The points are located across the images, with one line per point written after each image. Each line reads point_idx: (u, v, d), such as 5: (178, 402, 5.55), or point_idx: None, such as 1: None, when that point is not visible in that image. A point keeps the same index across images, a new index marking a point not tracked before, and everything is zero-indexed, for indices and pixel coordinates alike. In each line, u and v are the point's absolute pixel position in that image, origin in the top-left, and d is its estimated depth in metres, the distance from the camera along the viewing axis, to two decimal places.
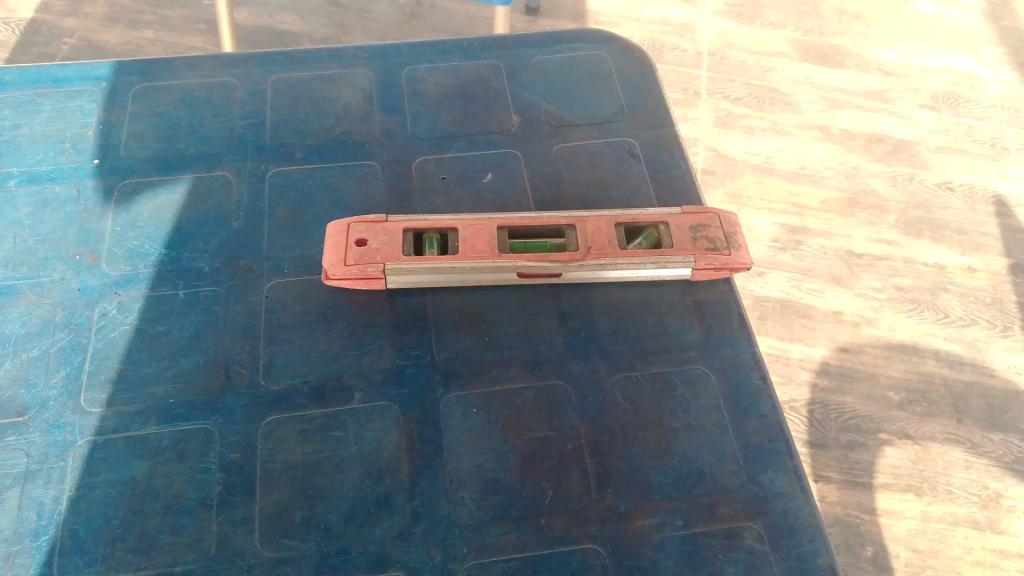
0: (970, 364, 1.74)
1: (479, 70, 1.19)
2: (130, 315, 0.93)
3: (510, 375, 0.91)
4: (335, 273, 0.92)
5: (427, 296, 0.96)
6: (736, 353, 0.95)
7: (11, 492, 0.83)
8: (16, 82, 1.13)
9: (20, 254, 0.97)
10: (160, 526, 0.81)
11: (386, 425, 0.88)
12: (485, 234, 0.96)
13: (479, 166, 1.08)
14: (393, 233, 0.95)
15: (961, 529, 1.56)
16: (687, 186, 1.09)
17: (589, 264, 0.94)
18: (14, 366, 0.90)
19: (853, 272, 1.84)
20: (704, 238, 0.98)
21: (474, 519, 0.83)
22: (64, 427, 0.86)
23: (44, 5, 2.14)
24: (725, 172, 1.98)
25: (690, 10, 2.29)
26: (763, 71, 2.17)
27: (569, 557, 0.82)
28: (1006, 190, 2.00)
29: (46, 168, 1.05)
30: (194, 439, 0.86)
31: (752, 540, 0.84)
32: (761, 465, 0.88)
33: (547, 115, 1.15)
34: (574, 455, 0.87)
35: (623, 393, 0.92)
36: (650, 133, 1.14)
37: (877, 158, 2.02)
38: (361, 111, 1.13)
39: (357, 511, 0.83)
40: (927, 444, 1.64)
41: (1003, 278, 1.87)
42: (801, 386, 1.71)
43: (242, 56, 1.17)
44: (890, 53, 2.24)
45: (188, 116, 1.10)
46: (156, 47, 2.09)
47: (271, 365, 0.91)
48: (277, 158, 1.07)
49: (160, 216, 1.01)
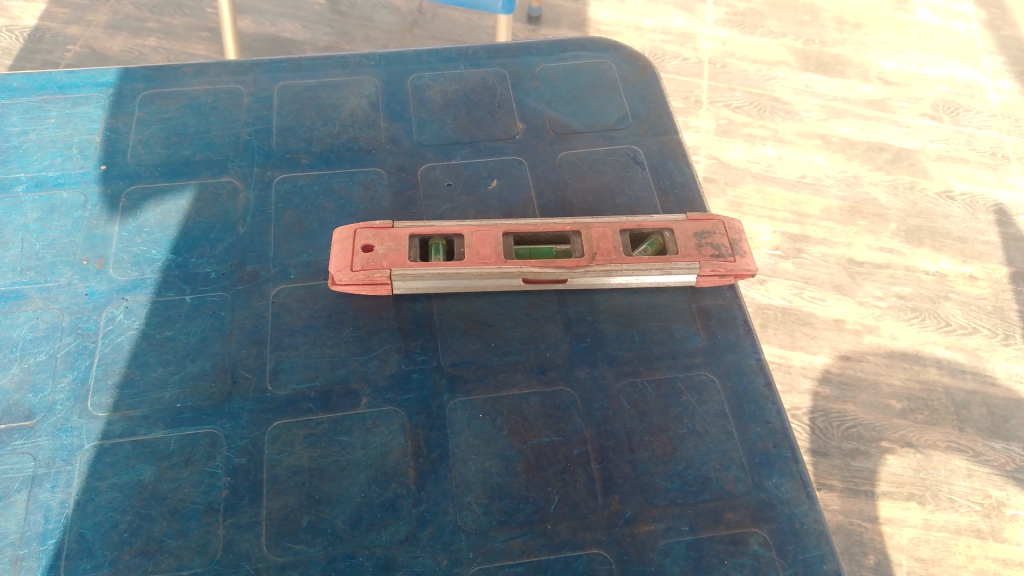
0: (972, 373, 1.74)
1: (484, 78, 1.20)
2: (137, 319, 0.94)
3: (516, 380, 0.92)
4: (341, 279, 0.92)
5: (433, 301, 0.96)
6: (741, 359, 0.95)
7: (18, 495, 0.83)
8: (24, 88, 1.14)
9: (27, 258, 0.98)
10: (167, 530, 0.81)
11: (392, 429, 0.88)
12: (491, 240, 0.97)
13: (484, 173, 1.09)
14: (400, 239, 0.96)
15: (963, 538, 1.56)
16: (692, 193, 1.10)
17: (594, 270, 0.95)
18: (21, 370, 0.90)
19: (854, 280, 1.85)
20: (709, 244, 0.98)
21: (480, 524, 0.83)
22: (71, 431, 0.86)
23: (48, 13, 2.16)
24: (726, 180, 1.99)
25: (691, 20, 2.31)
26: (763, 79, 2.18)
27: (575, 562, 0.82)
28: (1006, 199, 2.02)
29: (54, 173, 1.05)
30: (201, 443, 0.86)
31: (758, 545, 0.84)
32: (767, 471, 0.89)
33: (552, 123, 1.16)
34: (580, 460, 0.87)
35: (629, 398, 0.92)
36: (654, 140, 1.15)
37: (878, 166, 2.03)
38: (367, 118, 1.14)
39: (363, 515, 0.83)
40: (929, 452, 1.64)
41: (1003, 286, 1.88)
42: (803, 394, 1.71)
43: (248, 63, 1.18)
44: (890, 62, 2.26)
45: (195, 123, 1.11)
46: (159, 55, 2.10)
47: (278, 370, 0.91)
48: (283, 164, 1.08)
49: (167, 221, 1.01)
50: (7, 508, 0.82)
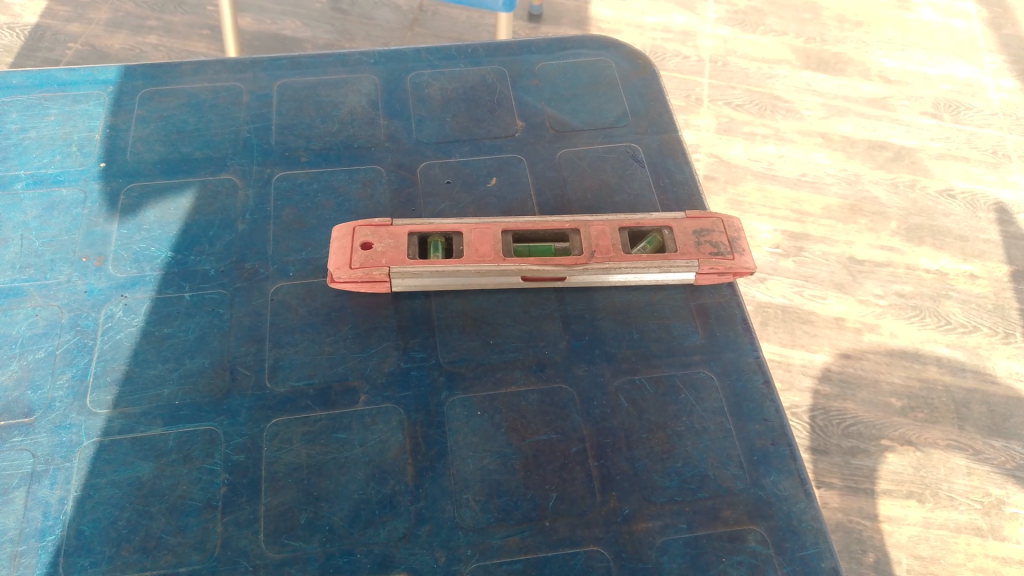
0: (972, 371, 1.74)
1: (484, 76, 1.20)
2: (136, 317, 0.94)
3: (515, 378, 0.92)
4: (340, 276, 0.92)
5: (432, 299, 0.96)
6: (739, 357, 0.95)
7: (17, 491, 0.83)
8: (24, 86, 1.14)
9: (27, 255, 0.98)
10: (165, 527, 0.82)
11: (391, 427, 0.88)
12: (490, 237, 0.97)
13: (484, 171, 1.09)
14: (398, 237, 0.96)
15: (963, 536, 1.56)
16: (691, 191, 1.10)
17: (593, 268, 0.95)
18: (20, 367, 0.90)
19: (855, 278, 1.85)
20: (707, 242, 0.98)
21: (478, 521, 0.84)
22: (70, 428, 0.87)
23: (49, 11, 2.16)
24: (727, 178, 1.99)
25: (692, 17, 2.31)
26: (764, 78, 2.18)
27: (573, 559, 0.82)
28: (1007, 198, 2.01)
29: (53, 170, 1.05)
30: (200, 440, 0.86)
31: (755, 543, 0.84)
32: (765, 468, 0.89)
33: (551, 121, 1.16)
34: (578, 458, 0.88)
35: (627, 396, 0.92)
36: (654, 137, 1.15)
37: (879, 164, 2.03)
38: (366, 115, 1.14)
39: (361, 512, 0.83)
40: (929, 450, 1.64)
41: (1004, 285, 1.88)
42: (803, 392, 1.71)
43: (248, 61, 1.18)
44: (890, 61, 2.25)
45: (194, 120, 1.11)
46: (160, 53, 2.10)
47: (277, 368, 0.91)
48: (283, 161, 1.08)
49: (167, 219, 1.01)
50: (6, 504, 0.82)
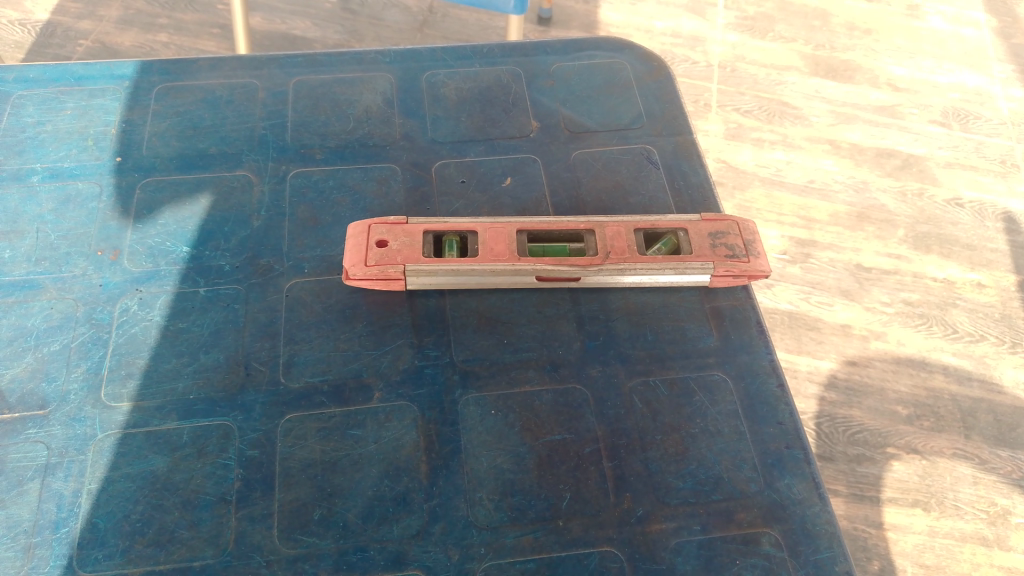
0: (979, 380, 1.73)
1: (499, 76, 1.20)
2: (152, 311, 0.94)
3: (529, 377, 0.92)
4: (355, 273, 0.93)
5: (447, 299, 0.96)
6: (753, 360, 0.95)
7: (32, 482, 0.83)
8: (40, 79, 1.14)
9: (42, 248, 0.98)
10: (179, 521, 0.81)
11: (404, 424, 0.88)
12: (505, 237, 0.97)
13: (499, 170, 1.09)
14: (414, 235, 0.96)
15: (968, 545, 1.55)
16: (706, 193, 1.10)
17: (607, 269, 0.95)
18: (34, 359, 0.90)
19: (862, 285, 1.85)
20: (723, 245, 0.99)
21: (492, 520, 0.83)
22: (84, 420, 0.87)
23: (61, 8, 2.17)
24: (735, 184, 2.00)
25: (702, 23, 2.32)
26: (773, 84, 2.19)
27: (586, 559, 0.82)
28: (1015, 207, 2.01)
29: (69, 164, 1.06)
30: (214, 435, 0.86)
31: (769, 546, 0.84)
32: (780, 472, 0.88)
33: (566, 121, 1.16)
34: (592, 458, 0.87)
35: (641, 397, 0.92)
36: (669, 139, 1.15)
37: (887, 172, 2.03)
38: (381, 114, 1.14)
39: (375, 509, 0.83)
40: (935, 459, 1.64)
41: (1012, 295, 1.87)
42: (810, 399, 1.70)
43: (265, 58, 1.18)
44: (900, 69, 2.26)
45: (210, 116, 1.12)
46: (170, 50, 2.10)
47: (291, 364, 0.91)
48: (298, 158, 1.08)
49: (183, 216, 1.01)
50: (21, 495, 0.82)
